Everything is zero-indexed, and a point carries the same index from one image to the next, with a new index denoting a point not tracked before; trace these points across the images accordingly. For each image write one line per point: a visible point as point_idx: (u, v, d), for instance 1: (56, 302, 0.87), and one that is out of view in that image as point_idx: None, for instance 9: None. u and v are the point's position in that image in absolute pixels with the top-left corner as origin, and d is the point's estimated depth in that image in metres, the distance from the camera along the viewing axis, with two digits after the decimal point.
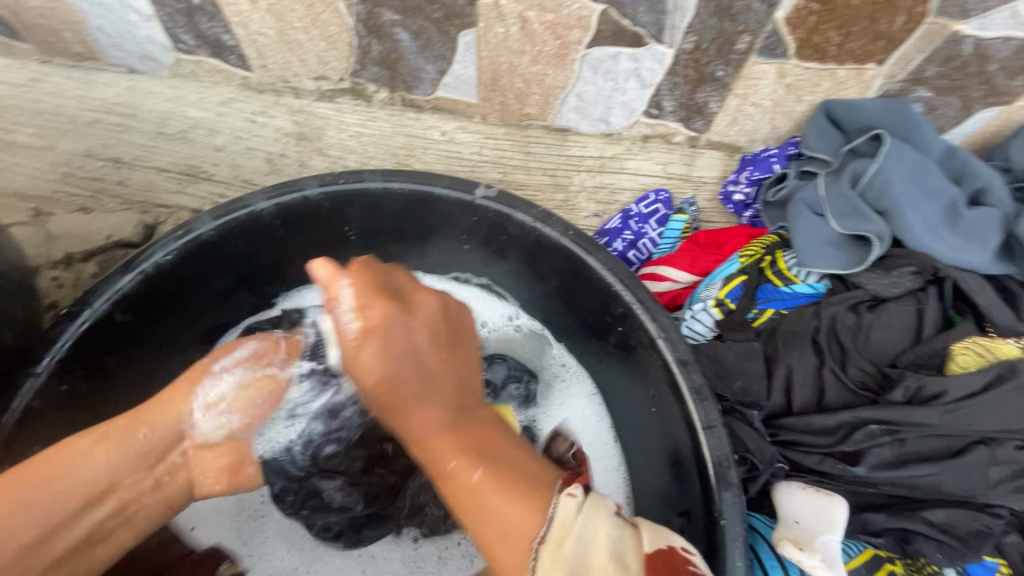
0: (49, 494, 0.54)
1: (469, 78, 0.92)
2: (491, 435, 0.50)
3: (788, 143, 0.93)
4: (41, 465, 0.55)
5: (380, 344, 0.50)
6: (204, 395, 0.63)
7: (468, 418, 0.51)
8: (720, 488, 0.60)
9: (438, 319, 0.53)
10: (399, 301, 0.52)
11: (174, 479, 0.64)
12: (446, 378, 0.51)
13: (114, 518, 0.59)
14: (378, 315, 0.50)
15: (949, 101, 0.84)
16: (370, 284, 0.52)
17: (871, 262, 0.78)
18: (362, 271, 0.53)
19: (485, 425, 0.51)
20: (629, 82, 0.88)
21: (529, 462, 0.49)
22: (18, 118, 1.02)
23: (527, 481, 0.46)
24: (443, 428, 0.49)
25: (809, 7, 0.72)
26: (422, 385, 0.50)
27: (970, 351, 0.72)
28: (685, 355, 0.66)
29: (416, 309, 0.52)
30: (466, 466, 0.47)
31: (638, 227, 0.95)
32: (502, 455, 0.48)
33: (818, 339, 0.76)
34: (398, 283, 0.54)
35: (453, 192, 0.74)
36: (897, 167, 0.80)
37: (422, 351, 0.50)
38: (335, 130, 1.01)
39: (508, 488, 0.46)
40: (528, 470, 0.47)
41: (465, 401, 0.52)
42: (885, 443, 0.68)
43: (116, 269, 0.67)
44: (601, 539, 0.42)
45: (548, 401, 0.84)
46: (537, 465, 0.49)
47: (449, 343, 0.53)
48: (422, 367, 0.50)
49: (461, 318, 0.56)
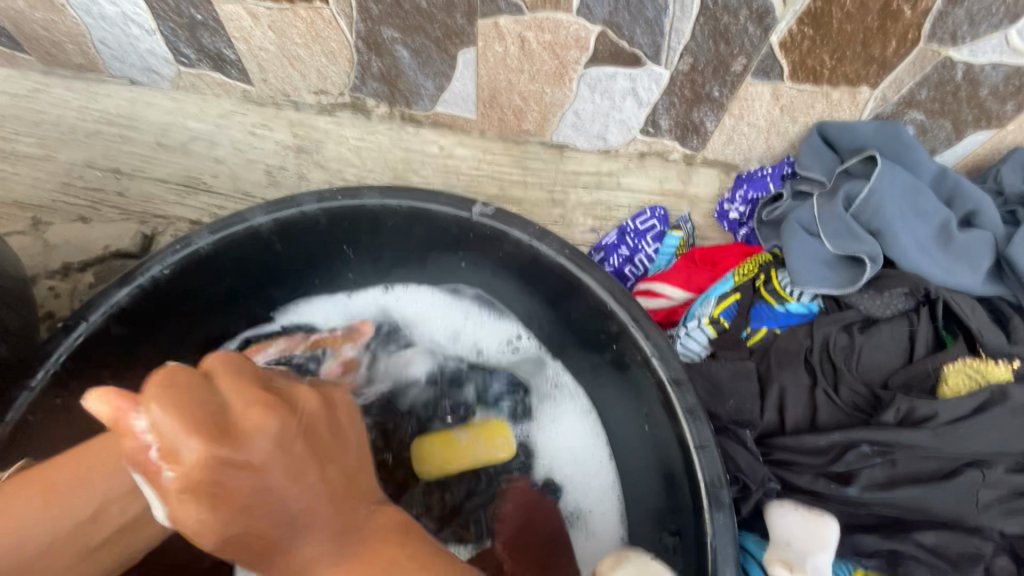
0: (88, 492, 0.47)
1: (468, 95, 0.94)
2: (405, 561, 0.41)
3: (782, 163, 0.94)
4: (90, 455, 0.47)
5: (212, 498, 0.37)
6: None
7: (369, 537, 0.43)
8: (712, 509, 0.60)
9: (303, 424, 0.43)
10: (219, 429, 0.38)
11: None
12: (326, 514, 0.42)
13: None
14: (196, 455, 0.36)
15: (941, 124, 0.85)
16: (187, 391, 0.38)
17: (864, 282, 0.79)
18: (169, 383, 0.38)
19: (387, 537, 0.43)
20: (626, 101, 0.89)
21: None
22: (19, 128, 1.02)
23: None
24: (337, 558, 0.41)
25: (803, 31, 0.73)
26: (290, 531, 0.40)
27: (962, 373, 0.73)
28: (678, 374, 0.66)
29: (252, 430, 0.39)
30: None
31: (634, 244, 0.96)
32: None
33: (811, 359, 0.76)
34: (238, 399, 0.40)
35: (450, 209, 0.74)
36: (889, 189, 0.81)
37: (273, 480, 0.39)
38: (334, 143, 1.02)
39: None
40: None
41: (355, 514, 0.43)
42: (877, 464, 0.69)
43: (112, 283, 0.68)
44: None
45: (543, 414, 0.84)
46: None
47: (284, 477, 0.40)
48: (285, 503, 0.40)
49: (338, 410, 0.47)
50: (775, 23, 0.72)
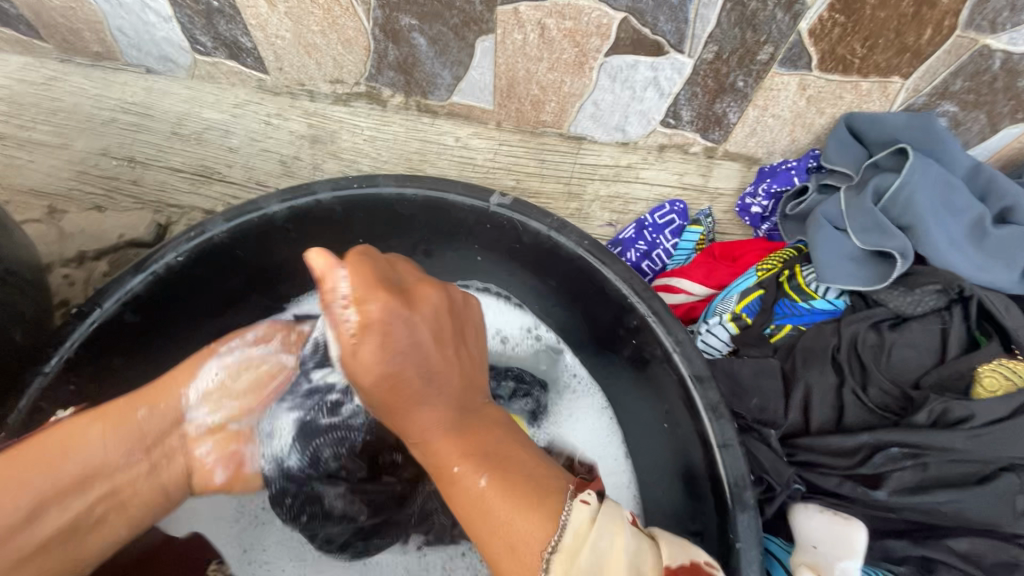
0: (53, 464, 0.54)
1: (485, 84, 0.92)
2: (512, 447, 0.52)
3: (807, 156, 0.92)
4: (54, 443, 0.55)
5: (380, 340, 0.50)
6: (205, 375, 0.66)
7: (474, 422, 0.54)
8: (736, 510, 0.58)
9: (440, 311, 0.55)
10: (401, 298, 0.52)
11: (166, 467, 0.62)
12: (452, 388, 0.54)
13: (101, 502, 0.57)
14: (377, 310, 0.50)
15: (975, 116, 0.82)
16: (371, 279, 0.51)
17: (894, 279, 0.76)
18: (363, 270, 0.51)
19: (491, 425, 0.54)
20: (648, 91, 0.87)
21: (534, 471, 0.50)
22: (36, 116, 1.03)
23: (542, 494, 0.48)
24: (446, 428, 0.52)
25: (834, 18, 0.71)
26: (425, 386, 0.52)
27: (997, 374, 0.70)
28: (701, 371, 0.64)
29: (423, 305, 0.53)
30: (473, 474, 0.50)
31: (652, 238, 0.93)
32: (512, 462, 0.51)
33: (838, 358, 0.74)
34: (406, 282, 0.55)
35: (467, 199, 0.73)
36: (921, 182, 0.78)
37: (418, 335, 0.51)
38: (349, 133, 1.01)
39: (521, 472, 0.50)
40: (538, 477, 0.49)
41: (473, 405, 0.55)
42: (907, 467, 0.66)
43: (127, 270, 0.67)
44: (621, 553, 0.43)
45: (558, 411, 0.82)
46: (546, 473, 0.50)
47: (445, 346, 0.54)
48: (422, 364, 0.52)
49: (466, 311, 0.59)
50: (805, 9, 0.70)
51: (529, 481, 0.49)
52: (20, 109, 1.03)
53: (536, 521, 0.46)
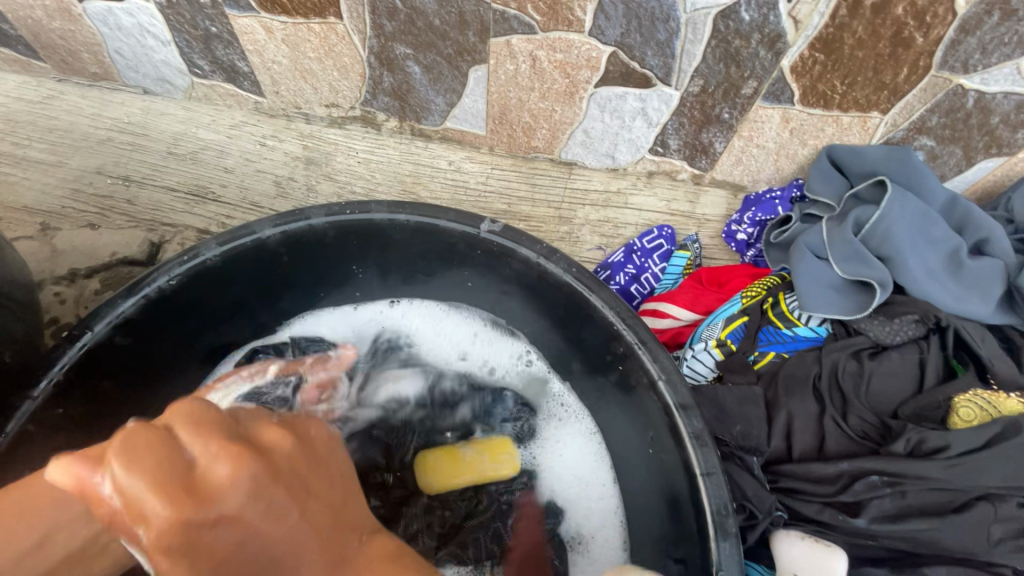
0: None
1: (478, 111, 0.94)
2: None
3: (791, 185, 0.94)
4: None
5: (187, 553, 0.35)
6: (201, 411, 0.64)
7: (356, 571, 0.40)
8: (718, 538, 0.59)
9: (258, 480, 0.37)
10: (162, 444, 0.36)
11: None
12: (317, 537, 0.39)
13: None
14: (159, 516, 0.34)
15: (951, 151, 0.85)
16: (159, 459, 0.35)
17: (874, 308, 0.78)
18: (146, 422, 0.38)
19: (386, 560, 0.42)
20: (636, 121, 0.89)
21: None
22: (32, 134, 1.03)
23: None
24: None
25: (814, 57, 0.74)
26: (273, 568, 0.38)
27: (972, 404, 0.71)
28: (686, 399, 0.65)
29: (222, 486, 0.36)
30: None
31: (641, 262, 0.95)
32: None
33: (819, 386, 0.75)
34: (199, 443, 0.37)
35: (458, 225, 0.74)
36: (900, 215, 0.80)
37: (251, 527, 0.37)
38: (343, 155, 1.02)
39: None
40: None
41: (346, 544, 0.41)
42: (887, 495, 0.67)
43: (118, 293, 0.67)
44: None
45: (546, 435, 0.83)
46: None
47: (273, 522, 0.38)
48: (264, 541, 0.37)
49: (312, 435, 0.46)
50: (786, 48, 0.73)
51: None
52: (16, 127, 1.04)
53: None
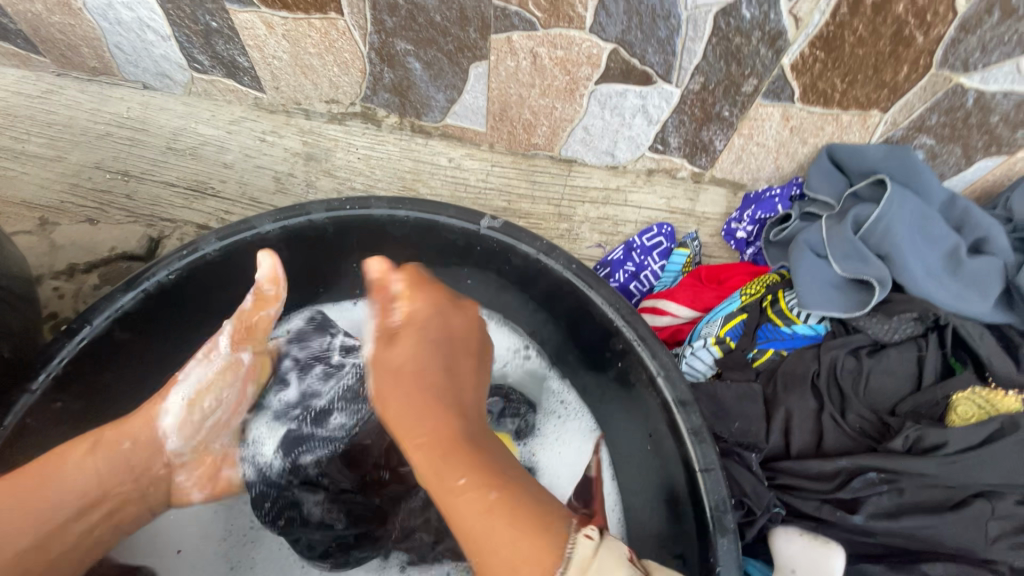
0: (49, 490, 0.57)
1: (478, 108, 0.94)
2: (510, 461, 0.54)
3: (791, 183, 0.94)
4: (36, 475, 0.57)
5: (418, 338, 0.61)
6: (176, 397, 0.68)
7: (486, 438, 0.56)
8: (716, 534, 0.59)
9: (464, 338, 0.64)
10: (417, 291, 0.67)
11: (155, 486, 0.67)
12: (473, 400, 0.59)
13: (102, 522, 0.61)
14: (417, 314, 0.64)
15: (951, 149, 0.85)
16: (418, 292, 0.66)
17: (873, 306, 0.79)
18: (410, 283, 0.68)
19: (496, 446, 0.55)
20: (636, 118, 0.89)
21: (534, 492, 0.51)
22: (31, 129, 1.03)
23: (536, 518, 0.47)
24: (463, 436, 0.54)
25: (814, 55, 0.74)
26: (441, 391, 0.57)
27: (971, 402, 0.72)
28: (684, 395, 0.65)
29: (452, 323, 0.64)
30: (480, 486, 0.49)
31: (640, 260, 0.95)
32: (514, 476, 0.52)
33: (818, 383, 0.75)
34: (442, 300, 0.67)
35: (458, 221, 0.74)
36: (898, 214, 0.80)
37: (446, 358, 0.60)
38: (343, 151, 1.02)
39: (521, 500, 0.49)
40: (528, 502, 0.49)
41: (482, 425, 0.57)
42: (884, 492, 0.68)
43: (118, 287, 0.67)
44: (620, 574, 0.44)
45: (545, 433, 0.83)
46: (547, 502, 0.50)
47: (450, 363, 0.60)
48: (448, 371, 0.59)
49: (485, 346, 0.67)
50: (787, 45, 0.73)
51: (530, 510, 0.48)
52: (15, 121, 1.04)
53: (537, 547, 0.45)
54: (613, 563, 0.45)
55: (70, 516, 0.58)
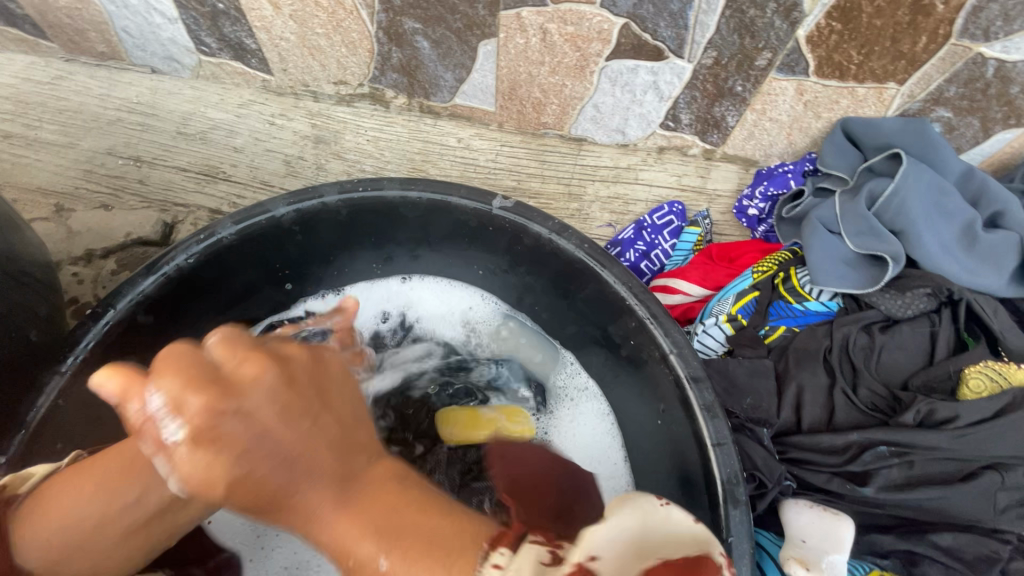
0: (135, 465, 0.53)
1: (487, 87, 0.93)
2: (400, 506, 0.40)
3: (804, 159, 0.94)
4: (140, 449, 0.54)
5: (224, 402, 0.38)
6: None
7: (367, 492, 0.40)
8: (728, 505, 0.60)
9: (295, 370, 0.42)
10: (223, 385, 0.38)
11: None
12: (327, 466, 0.40)
13: (191, 494, 0.58)
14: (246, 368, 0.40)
15: (969, 122, 0.84)
16: (233, 344, 0.41)
17: (886, 282, 0.79)
18: (170, 361, 0.40)
19: (388, 494, 0.40)
20: (647, 95, 0.88)
21: (442, 524, 0.39)
22: (42, 115, 1.04)
23: (446, 551, 0.37)
24: (336, 503, 0.39)
25: (831, 26, 0.72)
26: (284, 470, 0.39)
27: (983, 375, 0.72)
28: (697, 372, 0.66)
29: (258, 369, 0.40)
30: (372, 552, 0.37)
31: (651, 239, 0.95)
32: (412, 523, 0.39)
33: (830, 359, 0.76)
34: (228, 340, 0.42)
35: (470, 202, 0.75)
36: (915, 188, 0.80)
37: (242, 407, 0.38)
38: (352, 134, 1.02)
39: (432, 514, 0.40)
40: (439, 534, 0.38)
41: (353, 476, 0.40)
42: (894, 465, 0.68)
43: (139, 272, 0.69)
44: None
45: (559, 416, 0.84)
46: (465, 526, 0.40)
47: (285, 468, 0.39)
48: (276, 445, 0.38)
49: (328, 374, 0.44)
50: (803, 17, 0.71)
51: (444, 540, 0.38)
52: (27, 108, 1.04)
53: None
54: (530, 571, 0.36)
55: (158, 490, 0.55)
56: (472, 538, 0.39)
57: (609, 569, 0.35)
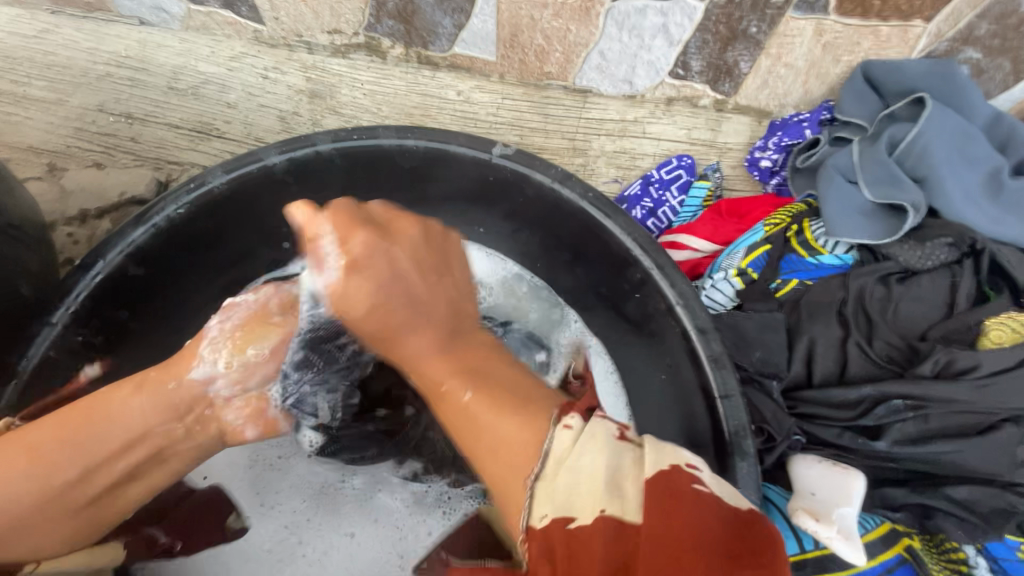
0: (75, 437, 0.53)
1: (487, 34, 0.89)
2: (485, 359, 0.52)
3: (821, 107, 0.88)
4: (83, 412, 0.55)
5: (367, 275, 0.55)
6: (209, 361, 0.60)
7: (462, 344, 0.54)
8: (735, 458, 0.58)
9: (416, 245, 0.58)
10: (379, 232, 0.57)
11: (203, 431, 0.61)
12: (438, 318, 0.55)
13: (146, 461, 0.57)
14: (360, 239, 0.55)
15: (999, 64, 0.80)
16: (356, 216, 0.57)
17: (905, 232, 0.75)
18: (337, 212, 0.57)
19: (479, 348, 0.54)
20: (656, 39, 0.83)
21: (530, 389, 0.48)
22: (31, 71, 1.00)
23: (526, 401, 0.46)
24: (442, 351, 0.53)
25: None
26: (411, 316, 0.54)
27: (1005, 325, 0.69)
28: (704, 323, 0.64)
29: (401, 235, 0.58)
30: (459, 390, 0.49)
31: (658, 195, 0.92)
32: (499, 377, 0.49)
33: (844, 311, 0.73)
34: (388, 214, 0.60)
35: (469, 149, 0.71)
36: (938, 133, 0.76)
37: (395, 268, 0.56)
38: (348, 88, 0.98)
39: (507, 411, 0.45)
40: (522, 392, 0.47)
41: (459, 329, 0.56)
42: (909, 419, 0.66)
43: (128, 222, 0.67)
44: (598, 467, 0.37)
45: (562, 376, 0.81)
46: (541, 393, 0.47)
47: (420, 315, 0.54)
48: (411, 286, 0.56)
49: (449, 246, 0.62)
50: None
51: (518, 399, 0.46)
52: (13, 63, 1.00)
53: (524, 431, 0.43)
54: (594, 454, 0.38)
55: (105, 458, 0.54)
56: (539, 408, 0.45)
57: (661, 474, 0.36)
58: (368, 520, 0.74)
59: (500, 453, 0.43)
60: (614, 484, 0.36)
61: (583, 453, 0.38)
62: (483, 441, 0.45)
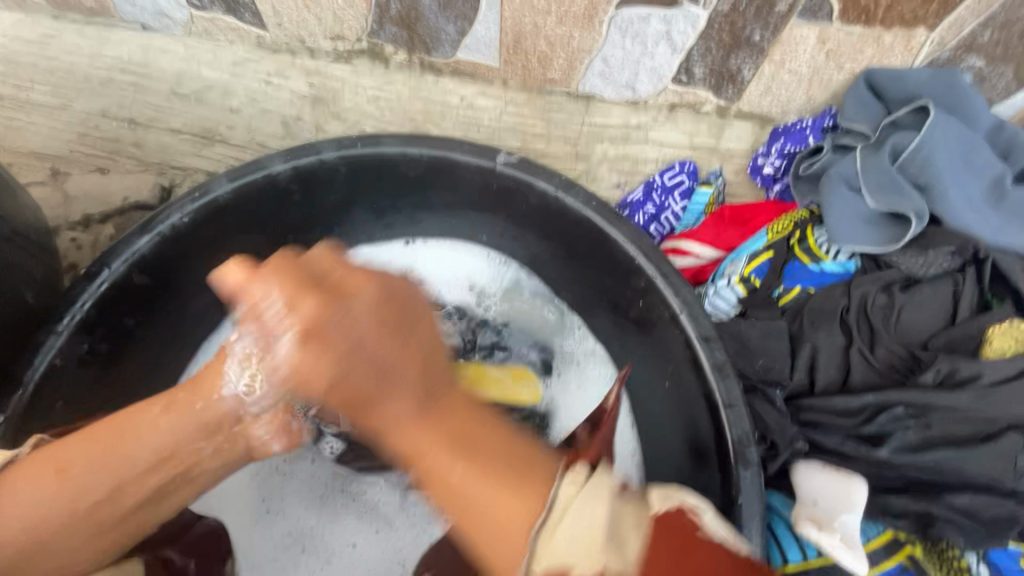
0: (102, 461, 0.52)
1: (490, 40, 0.89)
2: (471, 426, 0.49)
3: (823, 114, 0.88)
4: (115, 433, 0.54)
5: (322, 345, 0.50)
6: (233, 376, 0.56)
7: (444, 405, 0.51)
8: (738, 466, 0.59)
9: (377, 300, 0.52)
10: (331, 295, 0.51)
11: (233, 448, 0.59)
12: (411, 379, 0.51)
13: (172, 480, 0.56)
14: (308, 312, 0.50)
15: (1001, 72, 0.80)
16: (300, 278, 0.51)
17: (908, 240, 0.75)
18: (280, 272, 0.51)
19: (461, 411, 0.51)
20: (659, 46, 0.83)
21: (515, 451, 0.47)
22: (33, 76, 1.00)
23: (522, 472, 0.45)
24: (415, 416, 0.49)
25: None
26: (380, 384, 0.50)
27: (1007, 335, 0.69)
28: (707, 331, 0.64)
29: (352, 295, 0.51)
30: (442, 462, 0.46)
31: (660, 201, 0.92)
32: (484, 443, 0.47)
33: (847, 319, 0.74)
34: (340, 270, 0.53)
35: (474, 158, 0.72)
36: (941, 141, 0.76)
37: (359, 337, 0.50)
38: (350, 93, 0.98)
39: (506, 481, 0.44)
40: (516, 463, 0.46)
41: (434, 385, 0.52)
42: (911, 427, 0.67)
43: (134, 230, 0.67)
44: (599, 516, 0.40)
45: (566, 380, 0.82)
46: (534, 456, 0.47)
47: (392, 388, 0.50)
48: (368, 349, 0.51)
49: (410, 295, 0.56)
50: None
51: (515, 469, 0.45)
52: (14, 68, 1.00)
53: (522, 505, 0.43)
54: (596, 507, 0.41)
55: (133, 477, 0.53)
56: (534, 481, 0.45)
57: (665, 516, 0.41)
58: (370, 531, 0.75)
59: (480, 524, 0.44)
60: (615, 533, 0.39)
61: (581, 510, 0.41)
62: (469, 525, 0.45)
